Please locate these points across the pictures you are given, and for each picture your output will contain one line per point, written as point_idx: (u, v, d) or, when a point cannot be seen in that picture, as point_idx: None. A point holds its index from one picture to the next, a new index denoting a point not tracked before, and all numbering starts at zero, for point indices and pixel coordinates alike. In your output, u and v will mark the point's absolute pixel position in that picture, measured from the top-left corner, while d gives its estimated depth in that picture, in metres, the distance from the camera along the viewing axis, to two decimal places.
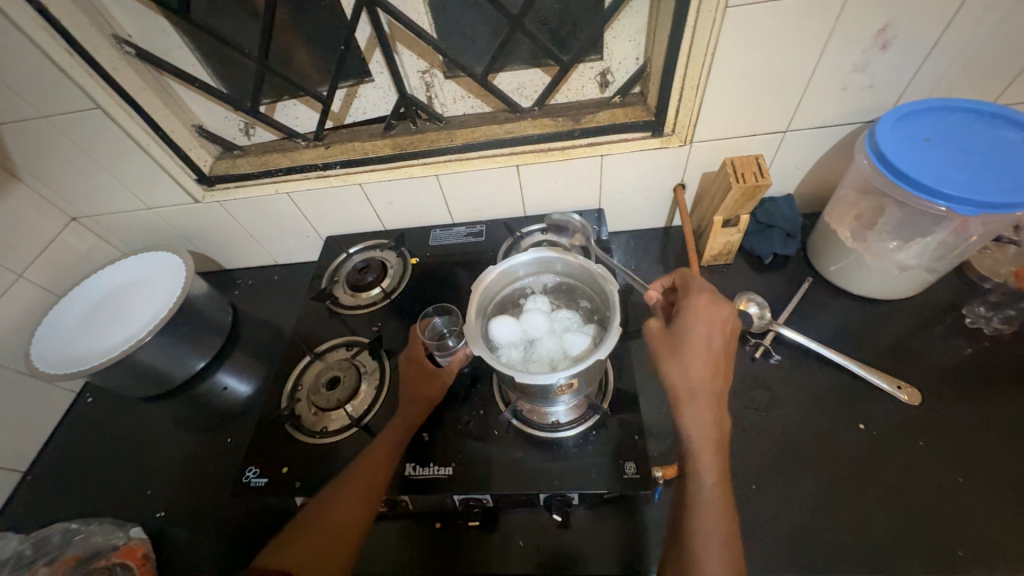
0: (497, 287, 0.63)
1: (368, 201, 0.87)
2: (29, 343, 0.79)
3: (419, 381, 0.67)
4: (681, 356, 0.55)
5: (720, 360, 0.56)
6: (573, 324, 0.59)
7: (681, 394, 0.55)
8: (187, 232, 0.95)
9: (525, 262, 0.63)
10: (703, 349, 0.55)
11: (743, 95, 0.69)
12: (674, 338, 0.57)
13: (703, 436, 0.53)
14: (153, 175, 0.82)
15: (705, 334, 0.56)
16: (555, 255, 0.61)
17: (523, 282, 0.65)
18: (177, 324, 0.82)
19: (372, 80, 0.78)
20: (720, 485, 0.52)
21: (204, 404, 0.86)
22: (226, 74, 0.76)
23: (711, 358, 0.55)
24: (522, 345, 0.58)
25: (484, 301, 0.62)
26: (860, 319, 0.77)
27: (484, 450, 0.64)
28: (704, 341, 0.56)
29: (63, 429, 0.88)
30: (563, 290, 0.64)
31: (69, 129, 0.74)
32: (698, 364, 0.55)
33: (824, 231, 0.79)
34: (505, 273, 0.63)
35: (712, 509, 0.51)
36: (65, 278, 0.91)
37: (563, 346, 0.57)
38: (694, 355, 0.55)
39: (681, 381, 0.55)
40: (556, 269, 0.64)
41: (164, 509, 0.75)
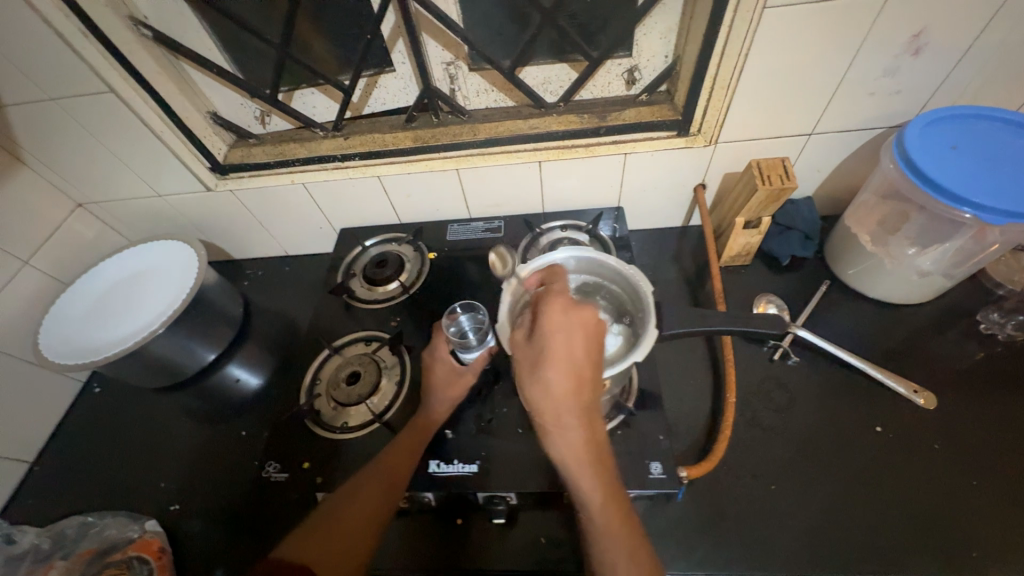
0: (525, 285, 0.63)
1: (385, 194, 0.86)
2: (36, 334, 0.77)
3: (445, 380, 0.67)
4: (542, 374, 0.51)
5: (583, 369, 0.52)
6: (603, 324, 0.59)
7: (548, 416, 0.52)
8: (197, 221, 0.93)
9: (553, 260, 0.62)
10: (562, 362, 0.51)
11: (771, 97, 0.69)
12: (534, 355, 0.53)
13: (581, 457, 0.51)
14: (165, 161, 0.79)
15: (562, 346, 0.52)
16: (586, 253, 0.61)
17: (549, 280, 0.64)
18: (189, 316, 0.81)
19: (393, 70, 0.77)
20: (609, 499, 0.50)
21: (216, 397, 0.84)
22: (244, 59, 0.74)
23: (572, 370, 0.51)
24: None
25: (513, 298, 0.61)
26: (876, 322, 0.78)
27: (508, 448, 0.64)
28: (564, 352, 0.51)
29: (69, 420, 0.87)
30: (591, 289, 0.63)
31: (80, 112, 0.72)
32: (561, 379, 0.51)
33: (843, 235, 0.80)
34: (534, 271, 0.62)
35: (612, 529, 0.49)
36: (70, 266, 0.89)
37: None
38: (554, 370, 0.51)
39: (545, 403, 0.51)
40: (584, 268, 0.63)
41: (178, 502, 0.74)
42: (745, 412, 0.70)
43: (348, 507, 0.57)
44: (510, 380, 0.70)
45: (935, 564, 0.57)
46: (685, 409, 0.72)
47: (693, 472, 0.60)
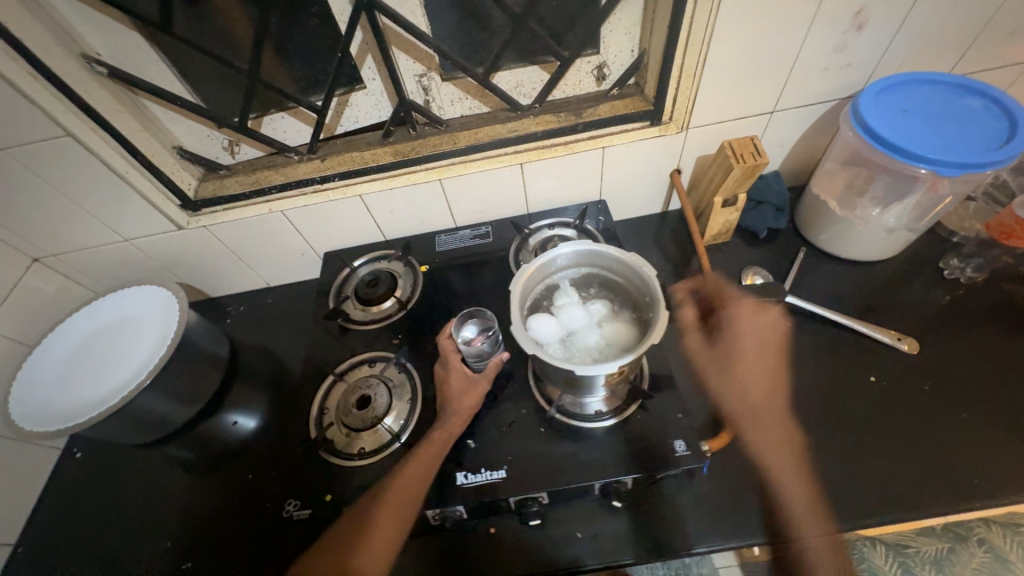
0: (529, 285, 0.63)
1: (368, 212, 0.84)
2: (8, 403, 0.71)
3: (460, 390, 0.66)
4: (761, 367, 0.71)
5: (758, 355, 0.72)
6: (611, 314, 0.60)
7: (742, 409, 0.68)
8: (170, 262, 0.89)
9: (553, 258, 0.63)
10: (756, 352, 0.72)
11: (736, 80, 0.73)
12: (730, 352, 0.72)
13: (778, 446, 0.65)
14: (131, 204, 0.75)
15: (760, 338, 0.73)
16: (588, 246, 0.62)
17: (551, 278, 0.65)
18: (177, 362, 0.76)
19: (364, 86, 0.76)
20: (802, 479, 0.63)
21: (214, 443, 0.80)
22: (209, 89, 0.72)
23: (769, 356, 0.72)
24: (565, 339, 0.59)
25: (520, 300, 0.61)
26: (852, 280, 0.83)
27: (534, 448, 0.64)
28: (764, 343, 0.73)
29: (50, 491, 0.80)
30: (593, 281, 0.65)
31: (33, 161, 0.67)
32: (756, 366, 0.71)
33: (812, 203, 0.85)
34: (536, 270, 0.62)
35: (801, 500, 0.61)
36: (34, 326, 0.83)
37: (606, 336, 0.58)
38: (745, 360, 0.71)
39: (757, 393, 0.69)
40: (582, 261, 0.64)
41: (190, 559, 0.70)
42: None
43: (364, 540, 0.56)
44: (522, 380, 0.70)
45: (945, 496, 0.61)
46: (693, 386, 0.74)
47: (714, 444, 0.62)
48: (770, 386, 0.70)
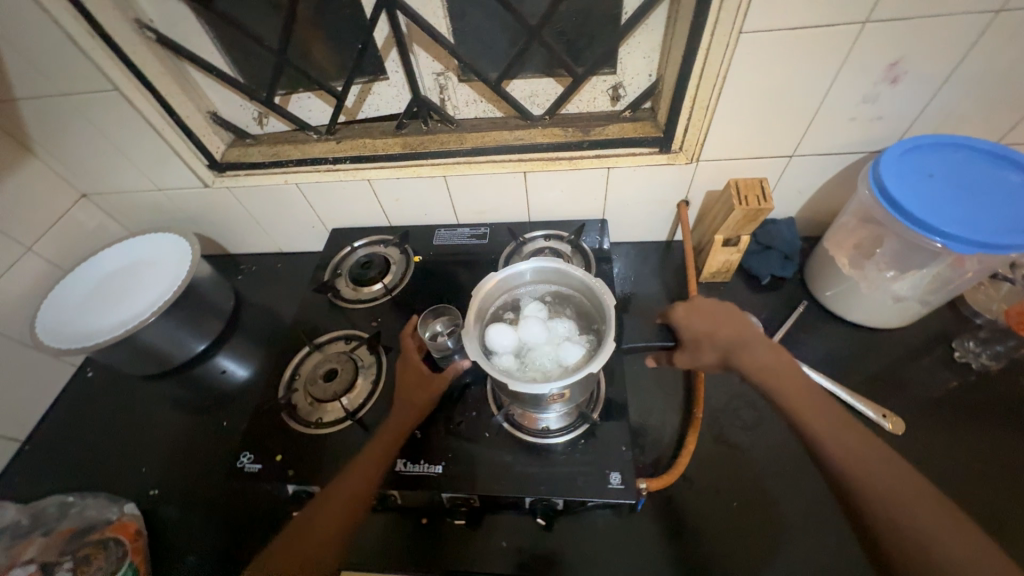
0: (494, 293, 0.64)
1: (375, 196, 0.88)
2: (36, 317, 0.81)
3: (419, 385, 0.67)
4: (739, 347, 0.60)
5: (731, 328, 0.62)
6: (569, 334, 0.60)
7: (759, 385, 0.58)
8: (195, 216, 0.97)
9: (522, 270, 0.63)
10: (718, 327, 0.62)
11: (752, 118, 0.70)
12: (695, 343, 0.63)
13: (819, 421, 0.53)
14: (165, 158, 0.83)
15: (719, 323, 0.62)
16: (553, 264, 0.62)
17: (517, 290, 0.65)
18: (181, 307, 0.83)
19: (386, 78, 0.79)
20: (861, 447, 0.51)
21: (204, 386, 0.87)
22: (245, 64, 0.78)
23: (735, 329, 0.61)
24: (518, 354, 0.59)
25: (480, 306, 0.62)
26: (850, 345, 0.79)
27: (476, 451, 0.65)
28: (720, 324, 0.62)
29: (61, 401, 0.90)
30: (560, 299, 0.65)
31: (86, 109, 0.75)
32: (734, 337, 0.61)
33: (823, 257, 0.81)
34: (503, 279, 0.63)
35: (880, 471, 0.48)
36: (72, 253, 0.92)
37: (558, 355, 0.58)
38: (719, 337, 0.61)
39: (757, 372, 0.58)
40: (551, 278, 0.65)
41: (157, 487, 0.76)
42: (712, 427, 0.72)
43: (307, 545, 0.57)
44: (481, 383, 0.71)
45: None
46: (653, 422, 0.73)
47: (652, 484, 0.62)
48: (791, 378, 0.57)
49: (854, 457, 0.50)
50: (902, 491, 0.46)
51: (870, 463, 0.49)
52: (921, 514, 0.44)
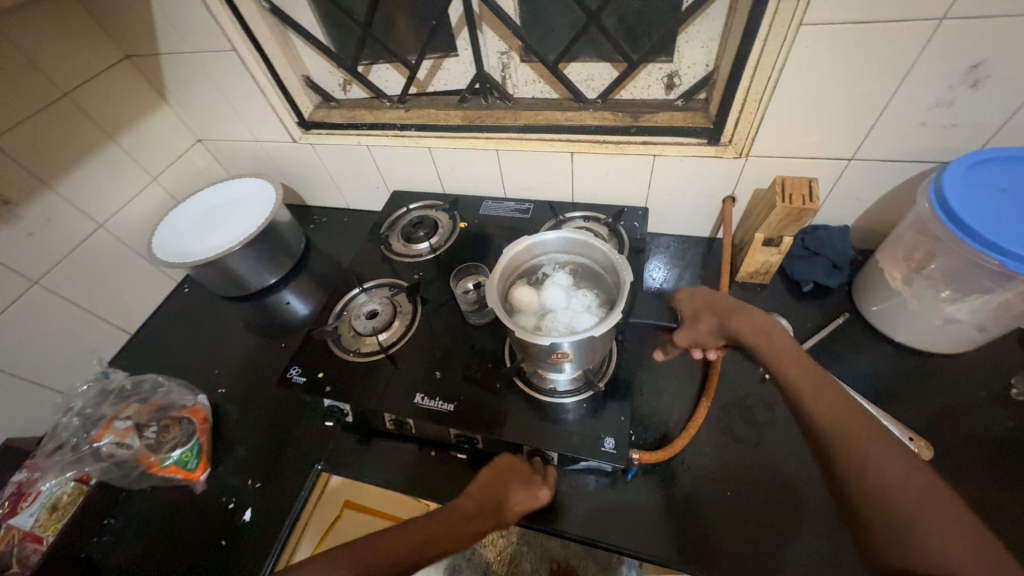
0: (526, 257, 0.69)
1: (433, 163, 0.96)
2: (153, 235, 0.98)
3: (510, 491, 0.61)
4: (728, 324, 0.63)
5: (719, 307, 0.65)
6: (585, 305, 0.64)
7: (758, 340, 0.59)
8: (283, 167, 1.11)
9: (557, 241, 0.68)
10: (709, 311, 0.65)
11: (808, 115, 0.68)
12: (690, 324, 0.68)
13: (800, 380, 0.53)
14: (264, 113, 0.97)
15: (713, 299, 0.66)
16: (584, 239, 0.66)
17: (548, 258, 0.70)
18: (261, 240, 0.97)
19: (456, 55, 0.86)
20: (841, 406, 0.49)
21: (272, 313, 1.01)
22: (338, 35, 0.89)
23: (722, 308, 0.64)
24: (534, 314, 0.64)
25: (513, 264, 0.68)
26: (890, 365, 0.75)
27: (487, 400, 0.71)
28: (713, 303, 0.65)
29: (163, 308, 1.08)
30: (590, 275, 0.68)
31: (209, 66, 0.90)
32: (724, 310, 0.64)
33: (874, 270, 0.77)
34: (537, 245, 0.68)
35: (857, 427, 0.47)
36: (184, 188, 1.11)
37: (569, 321, 0.62)
38: (707, 317, 0.66)
39: (755, 333, 0.59)
40: (585, 255, 0.69)
41: (225, 387, 0.90)
42: (721, 420, 0.73)
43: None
44: (501, 340, 0.77)
45: None
46: (662, 406, 0.75)
47: (645, 456, 0.65)
48: (784, 347, 0.57)
49: (833, 415, 0.48)
50: (876, 450, 0.45)
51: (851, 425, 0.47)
52: (891, 471, 0.43)
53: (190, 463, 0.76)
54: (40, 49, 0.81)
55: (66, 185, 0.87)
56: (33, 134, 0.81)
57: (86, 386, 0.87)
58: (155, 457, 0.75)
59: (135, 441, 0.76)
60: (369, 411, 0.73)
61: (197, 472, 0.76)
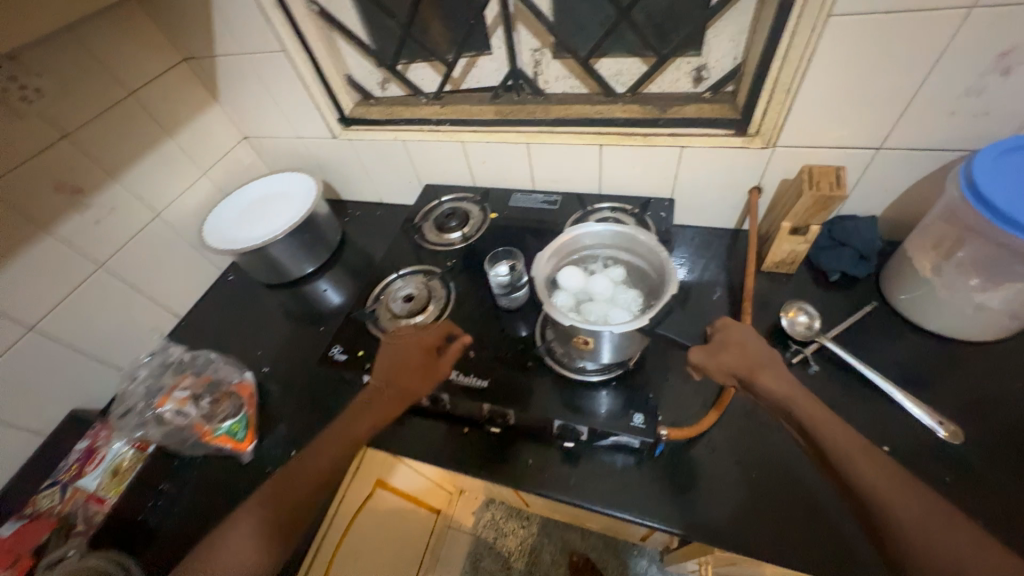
0: (591, 242, 0.74)
1: (465, 157, 1.00)
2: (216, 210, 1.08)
3: (416, 370, 0.74)
4: (757, 377, 0.60)
5: (754, 360, 0.62)
6: (625, 304, 0.67)
7: (782, 403, 0.58)
8: (321, 163, 1.17)
9: (623, 238, 0.72)
10: (743, 351, 0.64)
11: (836, 105, 0.70)
12: (707, 351, 0.65)
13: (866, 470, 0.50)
14: (307, 110, 1.03)
15: (741, 348, 0.64)
16: (649, 244, 0.68)
17: (615, 251, 0.74)
18: (303, 229, 1.03)
19: (490, 53, 0.91)
20: (894, 489, 0.49)
21: (310, 299, 1.07)
22: (380, 36, 0.94)
23: (751, 359, 0.62)
24: (578, 296, 0.69)
25: (577, 246, 0.74)
26: (918, 353, 0.75)
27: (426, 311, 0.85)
28: (739, 348, 0.64)
29: (209, 294, 1.15)
30: (647, 282, 0.70)
31: (259, 65, 0.97)
32: (742, 356, 0.63)
33: (903, 258, 0.77)
34: (605, 235, 0.72)
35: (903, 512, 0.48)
36: (230, 182, 1.18)
37: (604, 314, 0.66)
38: (744, 359, 0.63)
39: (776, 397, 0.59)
40: (646, 261, 0.71)
41: (268, 367, 0.95)
42: (748, 402, 0.74)
43: (246, 510, 0.64)
44: (532, 324, 0.80)
45: None
46: (689, 390, 0.77)
47: (674, 432, 0.67)
48: (826, 421, 0.55)
49: (888, 505, 0.48)
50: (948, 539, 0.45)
51: (894, 485, 0.49)
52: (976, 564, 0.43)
53: (238, 434, 0.81)
54: (112, 52, 0.88)
55: (130, 177, 0.95)
56: (104, 130, 0.88)
57: (150, 358, 0.95)
58: (207, 427, 0.81)
59: (191, 409, 0.82)
60: None
61: (244, 443, 0.81)
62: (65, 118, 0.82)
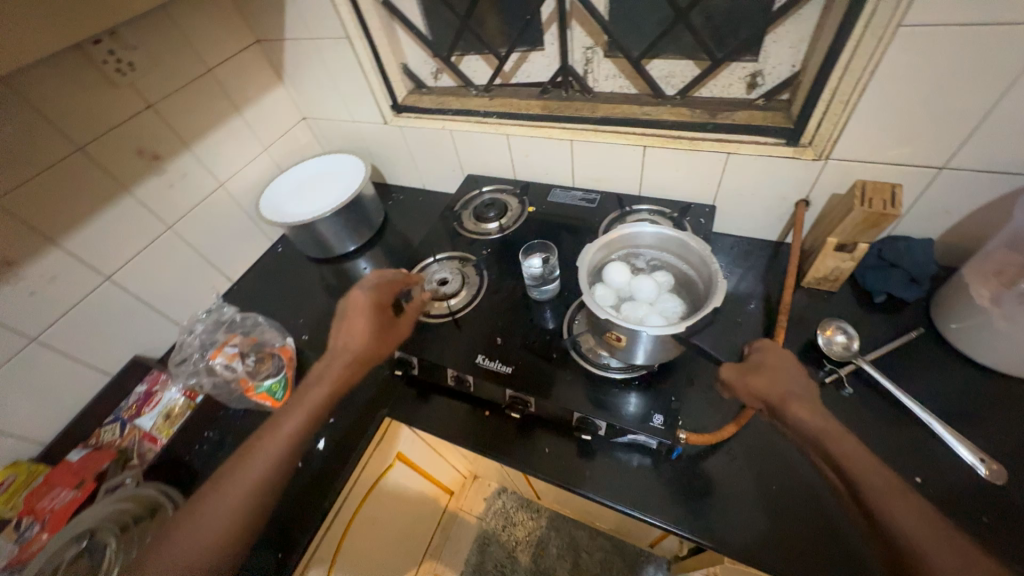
0: (646, 247, 0.75)
1: (508, 150, 1.02)
2: (279, 179, 1.15)
3: (377, 333, 0.71)
4: (787, 407, 0.55)
5: (787, 390, 0.57)
6: (664, 311, 0.67)
7: (813, 439, 0.53)
8: (371, 147, 1.23)
9: (678, 245, 0.72)
10: (778, 373, 0.59)
11: (898, 120, 0.67)
12: (739, 369, 0.62)
13: (903, 518, 0.45)
14: (363, 95, 1.08)
15: (773, 374, 0.59)
16: (703, 257, 0.67)
17: (668, 260, 0.74)
18: (349, 209, 1.08)
19: (542, 49, 0.92)
20: (940, 546, 0.43)
21: (350, 276, 1.13)
22: (437, 27, 0.98)
23: (785, 386, 0.58)
24: (622, 295, 0.70)
25: (631, 248, 0.76)
26: (964, 386, 0.71)
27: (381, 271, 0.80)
28: (773, 374, 0.59)
29: (259, 263, 1.23)
30: (695, 296, 0.69)
31: (323, 51, 1.02)
32: (774, 384, 0.58)
33: (957, 285, 0.73)
34: (661, 241, 0.73)
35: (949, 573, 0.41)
36: (287, 159, 1.25)
37: (642, 315, 0.67)
38: (776, 385, 0.58)
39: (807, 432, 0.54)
40: (698, 274, 0.70)
41: (308, 335, 1.01)
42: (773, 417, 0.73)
43: (251, 460, 0.58)
44: (559, 317, 0.82)
45: None
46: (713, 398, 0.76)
47: (692, 437, 0.66)
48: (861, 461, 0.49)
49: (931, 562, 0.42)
50: None
51: (934, 540, 0.43)
52: None
53: (277, 394, 0.87)
54: (195, 31, 0.95)
55: (201, 148, 1.03)
56: (182, 103, 0.96)
57: (206, 315, 1.02)
58: (252, 382, 0.86)
59: (239, 365, 0.88)
60: (435, 365, 0.80)
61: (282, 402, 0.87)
62: (149, 90, 0.90)
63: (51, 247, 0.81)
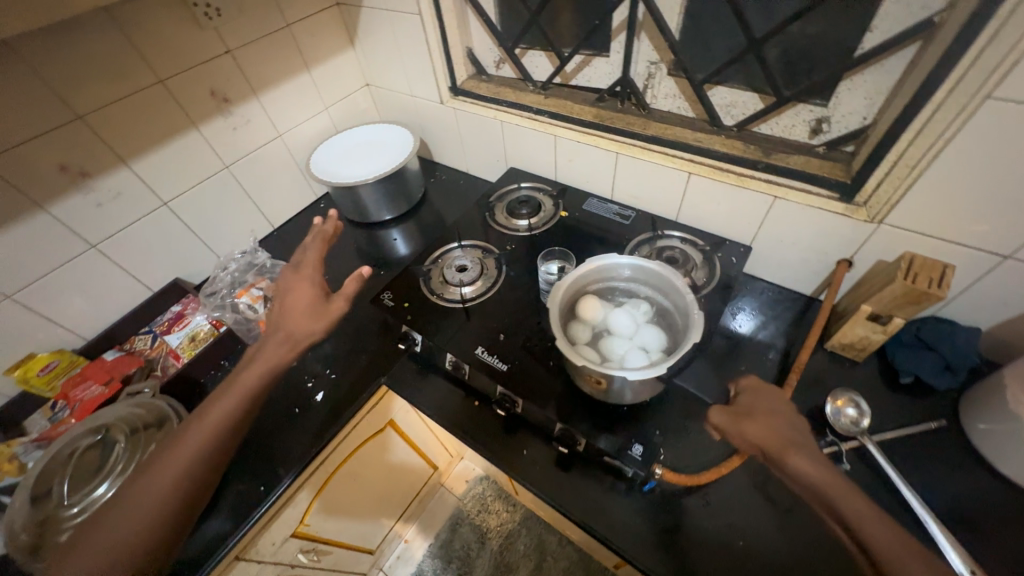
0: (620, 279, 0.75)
1: (553, 151, 1.02)
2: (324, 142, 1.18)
3: (304, 312, 0.72)
4: (787, 456, 0.54)
5: (784, 437, 0.55)
6: (644, 347, 0.67)
7: (821, 491, 0.51)
8: (425, 123, 1.25)
9: (651, 274, 0.72)
10: (774, 420, 0.58)
11: (966, 196, 0.62)
12: (733, 412, 0.60)
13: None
14: (425, 72, 1.10)
15: (767, 420, 0.57)
16: (678, 289, 0.68)
17: (643, 290, 0.75)
18: (391, 180, 1.12)
19: (607, 56, 0.91)
20: None
21: (380, 244, 1.17)
22: (508, 17, 0.98)
23: (784, 433, 0.56)
24: (599, 330, 0.70)
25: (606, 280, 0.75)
26: (976, 490, 0.66)
27: (304, 248, 0.85)
28: (768, 421, 0.57)
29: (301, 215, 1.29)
30: (672, 328, 0.69)
31: (396, 23, 1.05)
32: (774, 430, 0.57)
33: (992, 384, 0.67)
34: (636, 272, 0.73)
35: None
36: (345, 121, 1.30)
37: (622, 354, 0.66)
38: (773, 433, 0.56)
39: (811, 484, 0.52)
40: (675, 306, 0.70)
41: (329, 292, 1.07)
42: (760, 476, 0.70)
43: (191, 432, 0.62)
44: None
45: None
46: None
47: (667, 473, 0.65)
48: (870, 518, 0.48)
49: None
50: None
51: None
52: None
53: None
54: None
55: (268, 98, 1.08)
56: (258, 52, 1.02)
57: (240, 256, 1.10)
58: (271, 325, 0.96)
59: (262, 307, 0.96)
60: (436, 348, 0.83)
61: None
62: (231, 36, 0.96)
63: (121, 165, 0.88)
